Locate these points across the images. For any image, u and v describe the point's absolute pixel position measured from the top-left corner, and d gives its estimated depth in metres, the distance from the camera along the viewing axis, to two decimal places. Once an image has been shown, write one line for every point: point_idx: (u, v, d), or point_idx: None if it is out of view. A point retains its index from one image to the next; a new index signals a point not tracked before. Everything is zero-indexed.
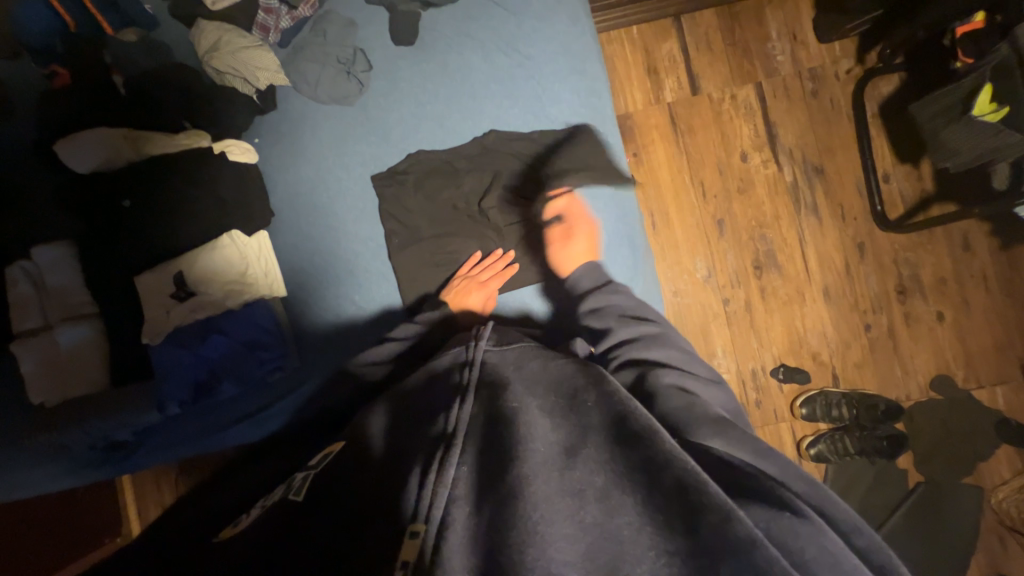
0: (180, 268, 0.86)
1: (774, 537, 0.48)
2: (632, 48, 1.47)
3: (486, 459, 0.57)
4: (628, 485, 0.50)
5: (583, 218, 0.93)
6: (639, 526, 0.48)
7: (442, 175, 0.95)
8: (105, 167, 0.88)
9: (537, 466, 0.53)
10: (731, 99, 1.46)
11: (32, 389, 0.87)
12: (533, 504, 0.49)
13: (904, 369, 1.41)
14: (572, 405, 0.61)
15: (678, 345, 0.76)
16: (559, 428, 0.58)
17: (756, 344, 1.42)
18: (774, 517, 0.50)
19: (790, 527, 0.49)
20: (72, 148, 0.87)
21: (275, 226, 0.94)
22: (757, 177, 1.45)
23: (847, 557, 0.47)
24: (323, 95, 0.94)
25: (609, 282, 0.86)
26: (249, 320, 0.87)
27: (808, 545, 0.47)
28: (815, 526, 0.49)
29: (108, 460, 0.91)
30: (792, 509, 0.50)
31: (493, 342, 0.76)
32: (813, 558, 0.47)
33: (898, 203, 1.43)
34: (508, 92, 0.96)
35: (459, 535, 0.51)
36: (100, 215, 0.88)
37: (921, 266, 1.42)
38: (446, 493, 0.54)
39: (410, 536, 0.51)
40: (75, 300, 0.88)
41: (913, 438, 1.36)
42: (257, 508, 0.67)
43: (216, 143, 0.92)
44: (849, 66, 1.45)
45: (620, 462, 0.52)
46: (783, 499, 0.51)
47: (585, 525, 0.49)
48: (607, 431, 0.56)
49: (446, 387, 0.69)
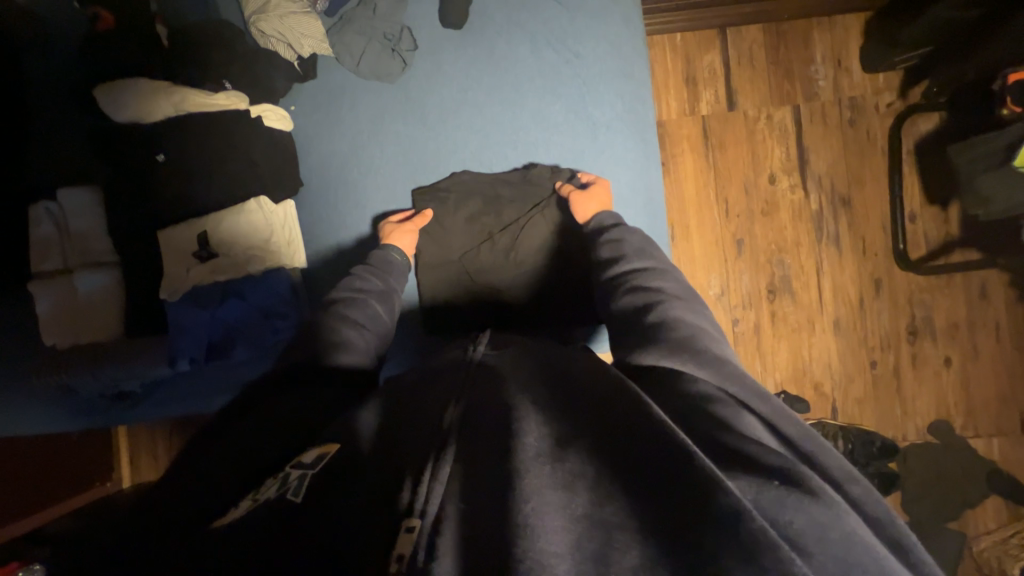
0: (206, 228, 0.84)
1: (760, 509, 0.42)
2: (673, 56, 1.45)
3: (480, 450, 0.55)
4: (625, 473, 0.47)
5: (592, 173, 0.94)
6: (630, 517, 0.44)
7: (484, 197, 0.95)
8: (138, 120, 0.85)
9: (527, 458, 0.50)
10: (767, 118, 1.44)
11: (47, 329, 0.87)
12: (522, 494, 0.47)
13: (904, 410, 1.41)
14: (570, 397, 0.59)
15: (684, 282, 0.77)
16: (554, 417, 0.56)
17: (760, 368, 1.43)
18: (760, 488, 0.43)
19: (777, 498, 0.42)
20: (110, 95, 0.85)
21: (303, 196, 0.95)
22: (782, 201, 1.44)
23: (841, 531, 0.40)
24: (365, 69, 0.93)
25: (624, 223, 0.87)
26: (266, 286, 0.86)
27: (795, 517, 0.41)
28: (835, 513, 0.41)
29: (114, 407, 0.94)
30: (781, 478, 0.44)
31: (491, 346, 0.77)
32: (800, 532, 0.40)
33: (921, 243, 1.42)
34: (551, 87, 0.94)
35: (454, 532, 0.48)
36: (129, 167, 0.86)
37: (936, 309, 1.42)
38: (442, 488, 0.52)
39: (405, 531, 0.48)
40: (95, 247, 0.87)
41: (906, 478, 1.36)
42: (247, 501, 0.57)
43: (254, 108, 0.90)
44: (890, 99, 1.43)
45: (617, 451, 0.49)
46: (779, 467, 0.45)
47: (575, 517, 0.45)
48: (598, 420, 0.54)
49: (447, 383, 0.69)
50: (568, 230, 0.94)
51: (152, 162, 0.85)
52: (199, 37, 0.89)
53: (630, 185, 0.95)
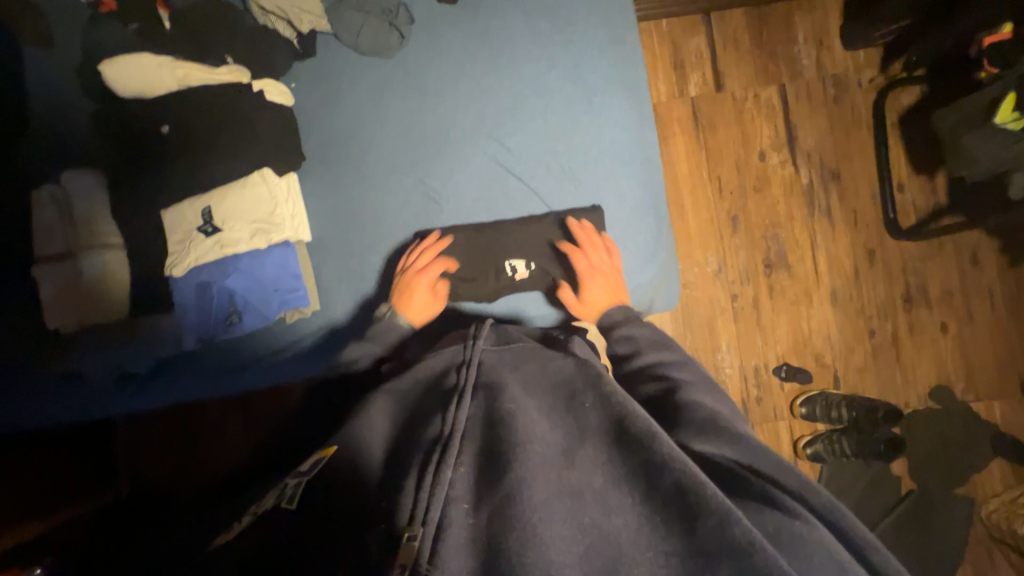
0: (210, 205, 0.85)
1: (781, 542, 0.47)
2: (660, 41, 1.48)
3: (485, 461, 0.56)
4: (629, 487, 0.53)
5: (579, 264, 0.90)
6: (637, 527, 0.50)
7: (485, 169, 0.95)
8: (145, 98, 0.87)
9: (535, 467, 0.53)
10: (754, 98, 1.48)
11: (48, 313, 0.87)
12: (531, 504, 0.50)
13: (905, 378, 1.43)
14: (571, 409, 0.64)
15: (701, 372, 0.77)
16: (557, 429, 0.60)
17: (761, 342, 1.44)
18: (783, 524, 0.49)
19: (798, 534, 0.48)
20: (116, 70, 0.84)
21: (306, 171, 0.94)
22: (774, 177, 1.47)
23: (851, 563, 0.47)
24: (364, 45, 0.94)
25: (635, 315, 0.90)
26: (270, 259, 0.87)
27: (815, 551, 0.46)
28: (823, 534, 0.48)
29: (123, 392, 0.93)
30: (801, 517, 0.49)
31: (490, 342, 0.78)
32: (822, 564, 0.46)
33: (910, 212, 1.45)
34: (547, 59, 0.95)
35: (459, 536, 0.49)
36: (138, 139, 0.88)
37: (929, 277, 1.44)
38: (444, 492, 0.52)
39: (406, 540, 0.48)
40: (97, 228, 0.87)
41: (911, 446, 1.38)
42: (248, 515, 0.62)
43: (255, 83, 0.90)
44: (872, 75, 1.46)
45: (619, 465, 0.55)
46: (790, 504, 0.50)
47: (584, 527, 0.50)
48: (603, 436, 0.58)
49: (443, 389, 0.69)
50: (571, 196, 0.95)
51: (159, 135, 0.87)
52: (201, 22, 0.91)
53: (628, 149, 0.96)
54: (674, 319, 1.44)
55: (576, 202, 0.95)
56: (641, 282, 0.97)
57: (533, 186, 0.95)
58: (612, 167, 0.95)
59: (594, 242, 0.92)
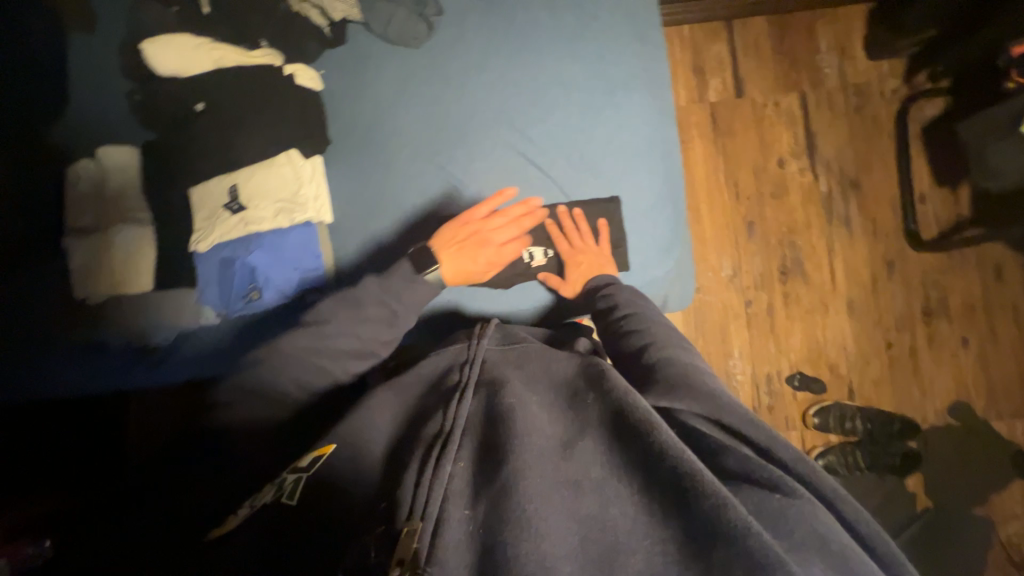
0: (237, 182, 0.88)
1: (763, 517, 0.49)
2: (681, 47, 1.49)
3: (483, 455, 0.56)
4: (627, 477, 0.52)
5: (563, 248, 0.94)
6: (635, 517, 0.49)
7: (505, 159, 0.96)
8: (183, 76, 0.90)
9: (532, 460, 0.53)
10: (774, 105, 1.47)
11: (78, 281, 0.90)
12: (527, 497, 0.50)
13: (922, 392, 1.39)
14: (573, 403, 0.62)
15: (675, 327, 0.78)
16: (557, 423, 0.60)
17: (774, 349, 1.43)
18: (764, 500, 0.50)
19: (779, 508, 0.50)
20: (155, 49, 0.88)
21: (330, 154, 0.96)
22: (792, 184, 1.46)
23: (833, 534, 0.49)
24: (393, 34, 0.97)
25: (613, 278, 0.89)
26: (295, 239, 0.89)
27: (797, 526, 0.48)
28: (804, 505, 0.50)
29: (141, 362, 0.93)
30: (783, 490, 0.51)
31: (496, 341, 0.76)
32: (803, 538, 0.48)
33: (932, 224, 1.43)
34: (570, 54, 0.96)
35: (457, 531, 0.50)
36: (174, 117, 0.91)
37: (950, 290, 1.41)
38: (442, 486, 0.53)
39: (405, 535, 0.49)
40: (130, 204, 0.91)
41: (927, 462, 1.34)
42: (248, 507, 0.63)
43: (287, 66, 0.93)
44: (895, 85, 1.45)
45: (618, 454, 0.54)
46: (775, 479, 0.51)
47: (581, 518, 0.50)
48: (602, 427, 0.57)
49: (445, 385, 0.69)
50: (588, 189, 0.96)
51: (194, 113, 0.90)
52: (237, 10, 0.94)
53: (646, 144, 0.96)
54: (687, 322, 1.43)
55: (595, 194, 0.96)
56: (656, 275, 0.97)
57: (553, 176, 0.96)
58: (631, 162, 0.96)
59: (580, 227, 0.94)
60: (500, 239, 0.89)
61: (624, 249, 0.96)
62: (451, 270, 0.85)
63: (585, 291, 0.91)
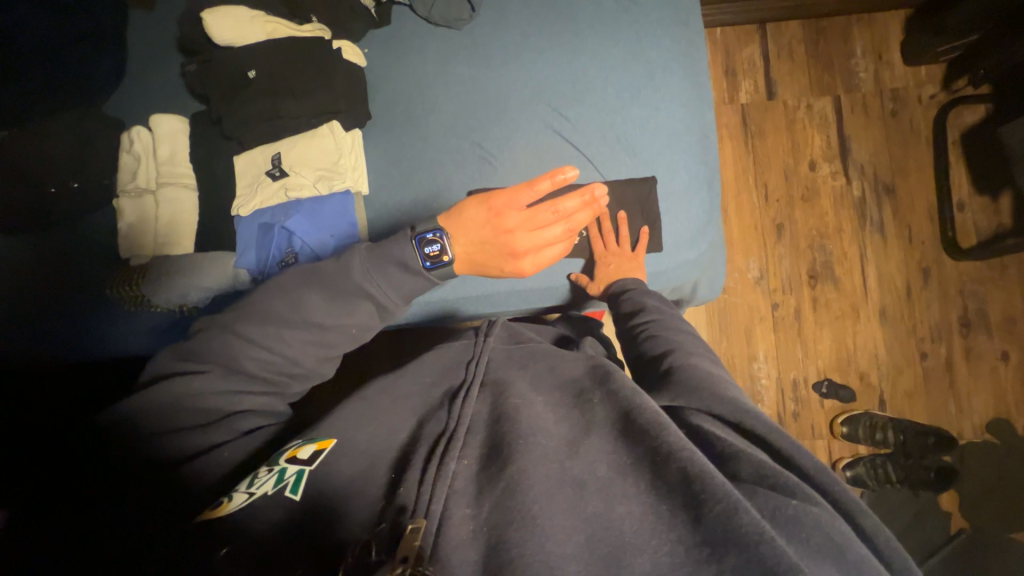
0: (279, 151, 0.93)
1: (778, 522, 0.47)
2: (713, 48, 1.49)
3: (488, 456, 0.55)
4: (633, 476, 0.51)
5: (597, 250, 0.95)
6: (641, 516, 0.48)
7: (539, 141, 0.97)
8: (241, 45, 0.94)
9: (537, 459, 0.53)
10: (806, 108, 1.46)
11: (125, 245, 0.94)
12: (532, 496, 0.49)
13: (959, 407, 1.34)
14: (579, 402, 0.61)
15: (695, 335, 0.75)
16: (562, 422, 0.59)
17: (801, 355, 1.39)
18: (780, 505, 0.48)
19: (795, 515, 0.47)
20: (217, 19, 0.91)
21: (369, 129, 0.99)
22: (823, 188, 1.43)
23: (850, 545, 0.47)
24: (436, 16, 0.98)
25: (635, 284, 0.87)
26: (330, 206, 0.93)
27: (815, 535, 0.46)
28: (821, 513, 0.48)
29: (181, 328, 0.98)
30: (799, 497, 0.49)
31: (501, 340, 0.73)
32: (820, 546, 0.46)
33: (971, 233, 1.39)
34: (607, 41, 0.98)
35: (460, 530, 0.48)
36: (225, 83, 0.94)
37: (990, 301, 1.37)
38: (446, 485, 0.51)
39: (409, 531, 0.46)
40: (179, 170, 0.96)
41: (963, 480, 1.29)
42: (242, 492, 0.55)
43: (334, 40, 0.98)
44: (933, 91, 1.43)
45: (625, 453, 0.53)
46: (789, 485, 0.49)
47: (586, 516, 0.49)
48: (610, 427, 0.56)
49: (450, 386, 0.66)
50: (621, 171, 0.96)
51: (247, 80, 0.93)
52: None
53: (682, 128, 0.97)
54: (711, 323, 1.41)
55: (628, 172, 0.96)
56: (689, 258, 0.97)
57: (588, 157, 0.96)
58: (665, 148, 0.96)
59: (619, 233, 0.95)
60: (534, 242, 0.82)
61: (658, 229, 0.95)
62: (461, 251, 0.79)
63: (608, 293, 0.89)
